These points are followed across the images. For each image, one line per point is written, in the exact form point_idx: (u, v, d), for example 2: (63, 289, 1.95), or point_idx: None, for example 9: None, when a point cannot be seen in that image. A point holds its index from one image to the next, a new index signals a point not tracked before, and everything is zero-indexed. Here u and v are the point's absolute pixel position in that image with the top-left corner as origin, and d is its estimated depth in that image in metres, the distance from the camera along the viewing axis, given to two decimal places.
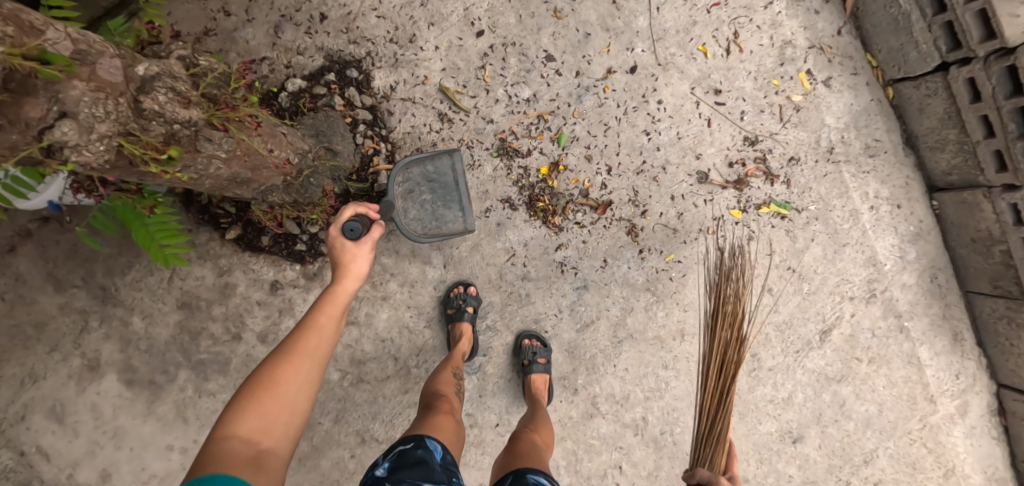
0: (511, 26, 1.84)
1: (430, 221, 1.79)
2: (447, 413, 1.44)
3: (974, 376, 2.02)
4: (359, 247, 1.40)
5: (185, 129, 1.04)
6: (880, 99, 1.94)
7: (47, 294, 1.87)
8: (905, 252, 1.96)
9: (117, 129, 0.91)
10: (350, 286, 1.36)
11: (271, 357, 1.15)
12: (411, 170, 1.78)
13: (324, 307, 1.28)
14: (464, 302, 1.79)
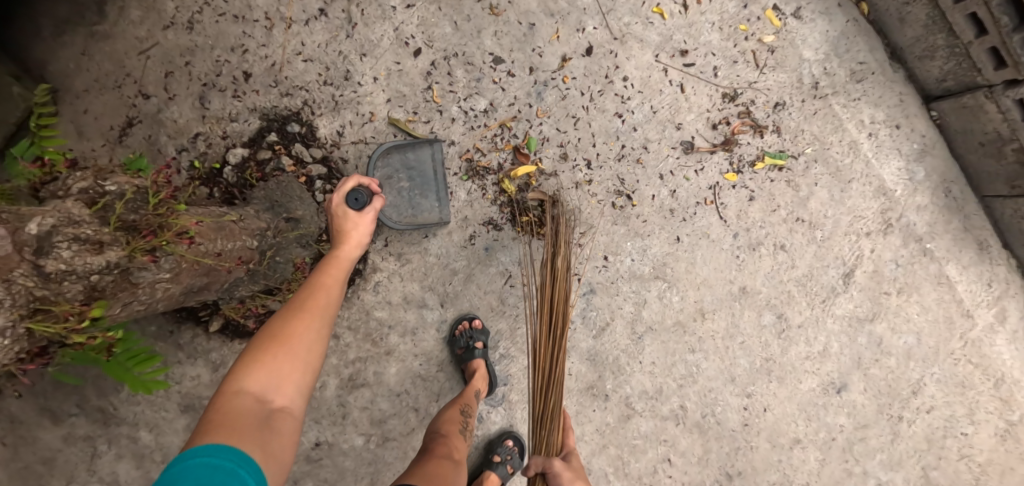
0: (448, 36, 1.68)
1: (407, 210, 1.68)
2: (445, 457, 1.36)
3: (1007, 281, 1.92)
4: (361, 216, 1.33)
5: (108, 275, 0.90)
6: (857, 18, 1.80)
7: (47, 429, 1.78)
8: (914, 172, 1.85)
9: (19, 314, 0.79)
10: (352, 252, 1.31)
11: (280, 316, 1.11)
12: (390, 158, 1.66)
13: (329, 270, 1.24)
14: (472, 339, 1.70)
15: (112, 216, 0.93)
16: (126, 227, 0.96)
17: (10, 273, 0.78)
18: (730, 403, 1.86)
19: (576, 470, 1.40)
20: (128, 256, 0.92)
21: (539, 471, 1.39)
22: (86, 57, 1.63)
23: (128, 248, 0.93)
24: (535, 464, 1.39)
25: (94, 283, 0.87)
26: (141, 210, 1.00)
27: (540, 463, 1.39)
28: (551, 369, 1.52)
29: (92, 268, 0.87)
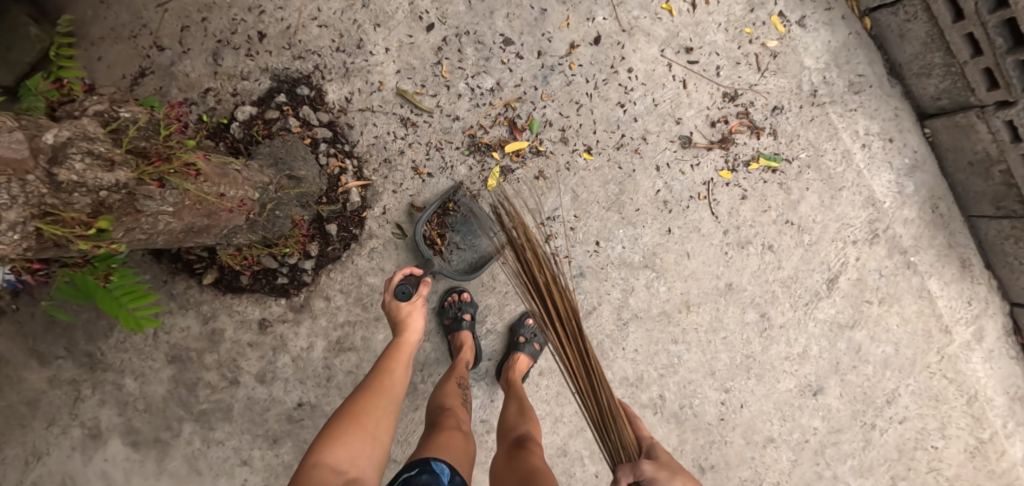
0: (461, 14, 1.72)
1: (469, 255, 1.78)
2: (455, 428, 1.36)
3: (986, 300, 1.97)
4: (416, 304, 1.47)
5: (116, 194, 0.94)
6: (858, 32, 1.85)
7: (34, 369, 1.79)
8: (903, 186, 1.90)
9: (30, 212, 0.83)
10: (413, 339, 1.44)
11: (353, 401, 1.26)
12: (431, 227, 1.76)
13: (393, 357, 1.39)
14: (460, 310, 1.74)
15: (125, 139, 0.97)
16: (137, 153, 1.01)
17: (25, 175, 0.81)
18: (708, 397, 1.89)
19: (669, 465, 1.20)
20: (137, 180, 0.96)
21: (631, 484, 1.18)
22: (104, 6, 1.67)
23: (137, 172, 0.97)
24: (625, 478, 1.18)
25: (102, 198, 0.91)
26: (152, 141, 1.04)
27: (629, 473, 1.18)
28: (589, 369, 1.38)
29: (102, 184, 0.91)
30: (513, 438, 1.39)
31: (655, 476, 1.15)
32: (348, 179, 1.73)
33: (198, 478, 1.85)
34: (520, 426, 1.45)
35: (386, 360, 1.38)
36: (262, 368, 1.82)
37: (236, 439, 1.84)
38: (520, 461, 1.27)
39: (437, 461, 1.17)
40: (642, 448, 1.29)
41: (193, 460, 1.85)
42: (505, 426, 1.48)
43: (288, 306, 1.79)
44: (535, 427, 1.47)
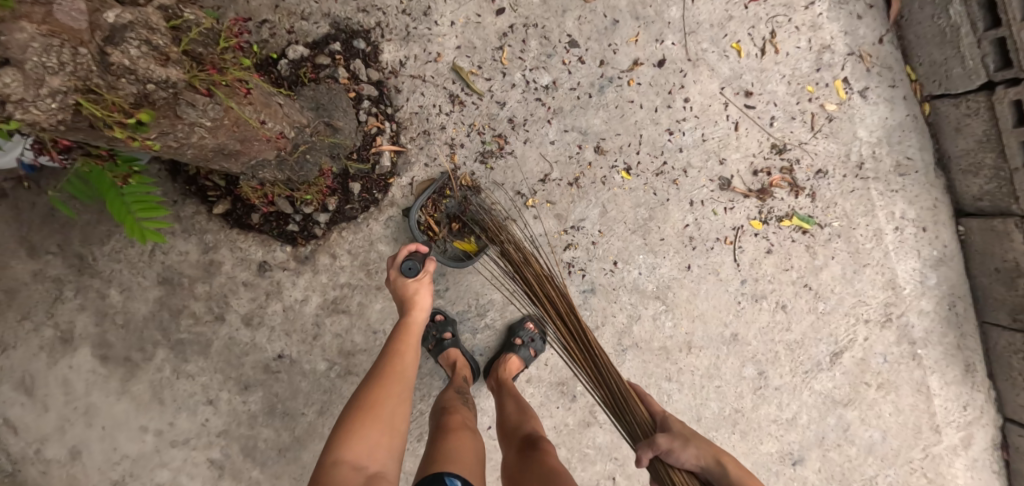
0: (534, 5, 1.70)
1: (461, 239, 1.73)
2: (460, 428, 1.34)
3: (981, 408, 1.94)
4: (422, 280, 1.47)
5: (162, 91, 0.90)
6: (916, 115, 1.83)
7: (21, 259, 1.73)
8: (926, 277, 1.88)
9: (73, 84, 0.78)
10: (422, 315, 1.44)
11: (365, 388, 1.25)
12: (431, 209, 1.72)
13: (404, 337, 1.39)
14: (439, 330, 1.71)
15: (184, 38, 0.93)
16: (190, 57, 0.98)
17: (79, 45, 0.77)
18: None
19: (686, 434, 1.34)
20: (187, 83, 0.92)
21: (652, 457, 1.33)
22: None
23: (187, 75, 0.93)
24: (646, 454, 1.33)
25: (148, 91, 0.87)
26: (208, 49, 1.00)
27: (650, 449, 1.33)
28: (597, 360, 1.50)
29: (152, 77, 0.87)
30: (521, 438, 1.39)
31: (672, 449, 1.31)
32: (383, 141, 1.69)
33: (160, 407, 1.79)
34: (525, 425, 1.45)
35: (396, 340, 1.37)
36: (251, 310, 1.77)
37: (207, 377, 1.79)
38: (535, 463, 1.27)
39: (450, 476, 1.13)
40: (654, 415, 1.44)
41: (159, 387, 1.79)
42: (507, 426, 1.47)
43: (292, 255, 1.75)
44: (538, 423, 1.48)
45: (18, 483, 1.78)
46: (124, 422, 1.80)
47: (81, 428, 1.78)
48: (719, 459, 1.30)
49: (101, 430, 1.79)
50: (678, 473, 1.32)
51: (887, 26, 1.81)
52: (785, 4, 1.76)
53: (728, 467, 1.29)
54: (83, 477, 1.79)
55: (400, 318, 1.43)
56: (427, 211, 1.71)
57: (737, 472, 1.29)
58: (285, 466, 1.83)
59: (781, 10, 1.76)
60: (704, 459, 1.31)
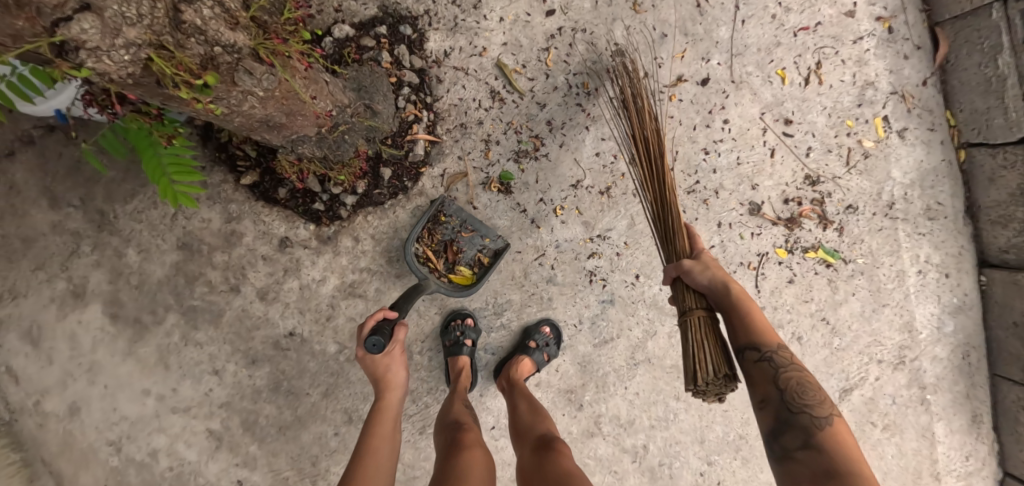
0: (584, 10, 1.69)
1: (462, 265, 1.70)
2: (477, 446, 1.32)
3: (983, 460, 1.94)
4: (393, 358, 1.48)
5: (226, 55, 0.92)
6: (951, 161, 1.82)
7: (41, 209, 1.71)
8: (943, 324, 1.87)
9: (148, 37, 0.79)
10: (395, 396, 1.46)
11: (343, 484, 1.24)
12: (427, 240, 1.70)
13: (378, 424, 1.40)
14: (462, 335, 1.67)
15: (253, 6, 0.97)
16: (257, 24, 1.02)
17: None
18: (690, 463, 1.84)
19: (712, 264, 1.31)
20: (250, 50, 0.96)
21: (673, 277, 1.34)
22: None
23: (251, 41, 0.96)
24: (669, 272, 1.34)
25: (214, 53, 0.89)
26: (271, 19, 1.07)
27: (673, 269, 1.33)
28: (653, 160, 1.44)
29: (219, 39, 0.89)
30: (535, 439, 1.38)
31: (691, 270, 1.30)
32: (419, 129, 1.68)
33: (164, 372, 1.78)
34: (538, 426, 1.44)
35: (369, 431, 1.37)
36: (266, 285, 1.76)
37: (215, 347, 1.77)
38: (552, 464, 1.26)
39: None
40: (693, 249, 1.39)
41: (166, 353, 1.77)
42: (520, 428, 1.46)
43: (315, 234, 1.74)
44: (551, 423, 1.47)
45: (14, 433, 1.75)
46: (127, 383, 1.78)
47: (83, 385, 1.76)
48: (729, 284, 1.27)
49: (103, 389, 1.77)
50: (690, 294, 1.32)
51: (932, 68, 1.79)
52: (834, 36, 1.75)
53: (735, 293, 1.26)
54: (80, 434, 1.77)
55: (374, 403, 1.45)
56: (423, 242, 1.69)
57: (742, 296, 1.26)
58: (284, 445, 1.82)
59: (829, 41, 1.75)
60: (715, 283, 1.28)
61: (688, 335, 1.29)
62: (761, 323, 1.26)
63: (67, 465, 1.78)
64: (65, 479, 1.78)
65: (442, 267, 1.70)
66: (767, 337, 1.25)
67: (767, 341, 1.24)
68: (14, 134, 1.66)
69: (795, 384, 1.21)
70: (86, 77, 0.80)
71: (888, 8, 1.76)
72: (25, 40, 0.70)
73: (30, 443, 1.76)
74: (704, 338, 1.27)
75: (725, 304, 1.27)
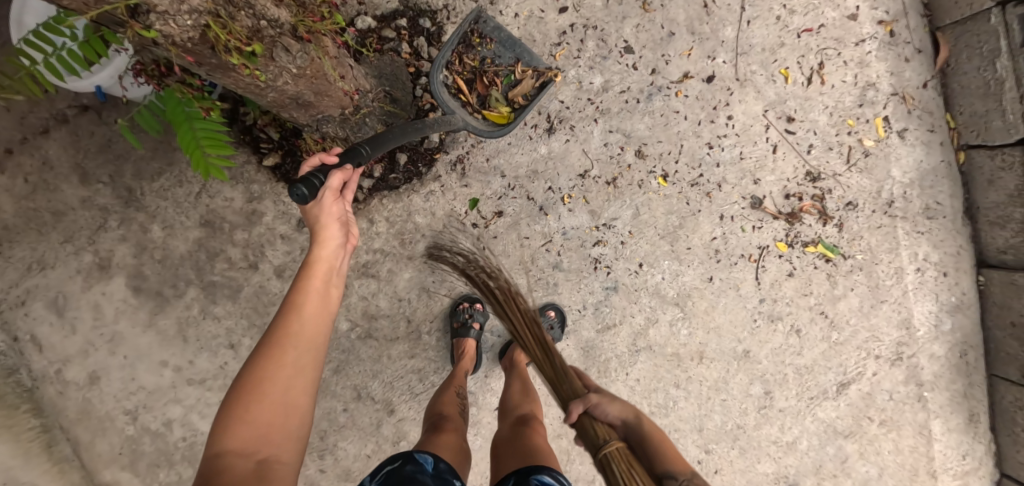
0: (596, 8, 1.77)
1: (498, 100, 1.71)
2: (454, 430, 1.40)
3: (980, 460, 1.96)
4: (325, 203, 1.11)
5: (270, 29, 1.09)
6: (951, 162, 1.86)
7: (71, 184, 1.75)
8: (941, 321, 1.91)
9: (208, 6, 0.93)
10: (329, 250, 1.14)
11: (257, 354, 1.04)
12: (459, 67, 1.69)
13: (308, 280, 1.11)
14: (470, 318, 1.76)
15: None
16: (299, 6, 1.21)
17: None
18: (688, 451, 1.89)
19: (615, 398, 1.32)
20: (290, 27, 1.13)
21: (580, 413, 1.24)
22: None
23: (291, 18, 1.13)
24: (576, 407, 1.24)
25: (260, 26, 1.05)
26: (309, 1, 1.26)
27: (582, 402, 1.25)
28: (546, 346, 1.39)
29: (265, 15, 1.06)
30: (516, 415, 1.47)
31: (600, 401, 1.27)
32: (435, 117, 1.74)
33: (182, 344, 1.84)
34: (525, 404, 1.51)
35: (296, 285, 1.11)
36: (283, 263, 1.83)
37: (232, 321, 1.84)
38: (525, 439, 1.35)
39: (421, 453, 1.21)
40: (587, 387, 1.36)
41: (184, 325, 1.84)
42: (508, 405, 1.54)
43: None
44: (539, 407, 1.55)
45: (34, 400, 1.81)
46: (146, 354, 1.84)
47: (104, 354, 1.82)
48: (638, 416, 1.29)
49: (123, 359, 1.83)
50: (602, 426, 1.20)
51: (932, 71, 1.84)
52: (837, 38, 1.81)
53: (646, 429, 1.26)
54: (98, 403, 1.83)
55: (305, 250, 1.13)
56: (455, 71, 1.69)
57: (653, 429, 1.28)
58: None
59: (832, 43, 1.81)
60: (625, 415, 1.28)
61: (613, 471, 1.08)
62: (672, 458, 1.19)
63: (84, 433, 1.83)
64: (82, 446, 1.83)
65: (475, 101, 1.71)
66: (677, 461, 1.19)
67: (681, 472, 1.15)
68: (49, 112, 1.72)
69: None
70: (153, 39, 0.93)
71: (890, 13, 1.82)
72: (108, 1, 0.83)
73: (49, 410, 1.81)
74: (629, 465, 1.09)
75: (637, 435, 1.24)
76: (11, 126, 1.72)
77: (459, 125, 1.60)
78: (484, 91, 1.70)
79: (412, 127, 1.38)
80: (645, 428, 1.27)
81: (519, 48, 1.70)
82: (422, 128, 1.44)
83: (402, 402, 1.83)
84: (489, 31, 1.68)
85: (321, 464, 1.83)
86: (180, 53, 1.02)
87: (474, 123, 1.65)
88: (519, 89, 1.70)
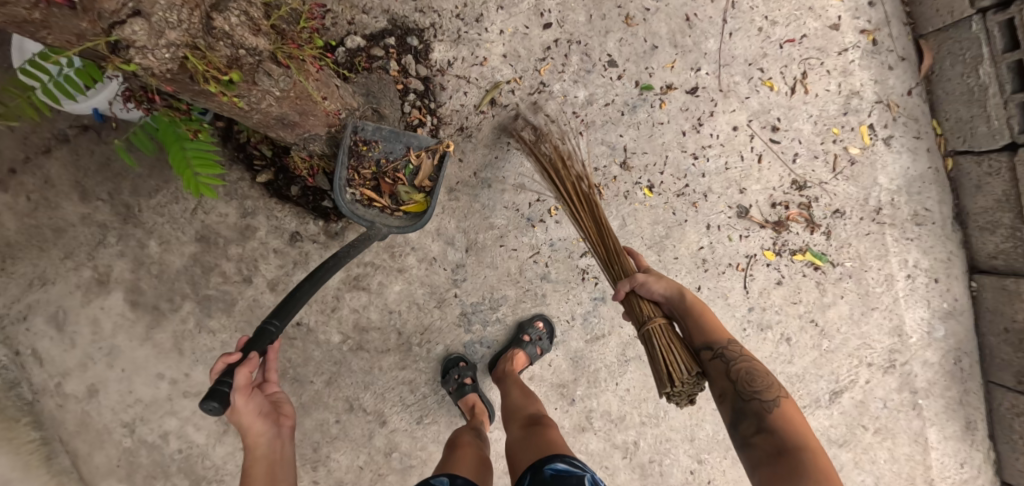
0: (580, 24, 1.79)
1: (412, 192, 1.58)
2: (466, 444, 1.47)
3: (979, 468, 1.94)
4: (240, 406, 1.24)
5: (250, 57, 1.13)
6: (938, 169, 1.86)
7: (72, 202, 1.81)
8: (933, 328, 1.90)
9: (185, 40, 0.98)
10: (262, 442, 1.30)
11: None
12: (360, 179, 1.55)
13: (252, 475, 1.26)
14: (460, 375, 1.78)
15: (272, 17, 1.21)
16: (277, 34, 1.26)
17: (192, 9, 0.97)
18: (680, 461, 1.89)
19: (661, 275, 1.40)
20: (269, 53, 1.17)
21: (628, 290, 1.40)
22: None
23: (270, 46, 1.18)
24: (623, 286, 1.40)
25: (238, 55, 1.10)
26: (289, 28, 1.32)
27: (628, 283, 1.39)
28: (599, 226, 1.57)
29: (244, 44, 1.10)
30: (524, 417, 1.50)
31: (646, 280, 1.38)
32: (423, 133, 1.79)
33: (178, 357, 1.88)
34: (529, 407, 1.55)
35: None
36: (277, 277, 1.88)
37: (227, 334, 1.89)
38: (539, 437, 1.39)
39: (438, 476, 1.28)
40: (640, 268, 1.48)
41: (180, 339, 1.88)
42: (511, 408, 1.57)
43: (324, 229, 1.88)
44: (541, 405, 1.58)
45: (34, 413, 1.84)
46: (143, 367, 1.88)
47: (102, 368, 1.86)
48: (683, 292, 1.36)
49: (121, 373, 1.87)
50: (646, 304, 1.38)
51: (917, 79, 1.85)
52: (820, 48, 1.83)
53: (689, 301, 1.35)
54: (96, 416, 1.87)
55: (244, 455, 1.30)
56: (357, 185, 1.55)
57: (696, 301, 1.36)
58: None
59: (815, 53, 1.83)
60: (669, 291, 1.36)
61: (653, 343, 1.32)
62: (714, 324, 1.32)
63: (82, 445, 1.87)
64: (81, 459, 1.87)
65: (389, 202, 1.58)
66: (718, 330, 1.31)
67: (719, 338, 1.29)
68: (50, 133, 1.77)
69: (747, 372, 1.25)
70: (133, 70, 0.98)
71: (872, 22, 1.83)
72: (88, 37, 0.90)
73: (49, 423, 1.85)
74: (667, 340, 1.32)
75: (681, 310, 1.35)
76: (13, 146, 1.77)
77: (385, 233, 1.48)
78: (393, 189, 1.58)
79: (319, 270, 1.38)
80: (690, 300, 1.34)
81: (405, 136, 1.57)
82: (342, 257, 1.42)
83: (393, 413, 1.85)
84: (370, 133, 1.54)
85: (314, 476, 1.84)
86: (164, 84, 1.08)
87: (397, 224, 1.53)
88: (424, 173, 1.59)
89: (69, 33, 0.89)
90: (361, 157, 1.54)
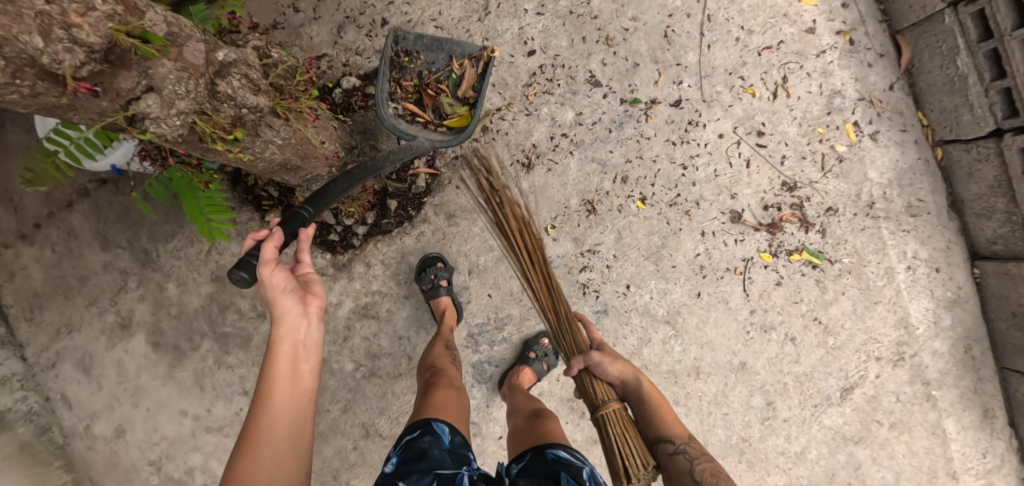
0: (562, 48, 1.87)
1: (454, 105, 1.65)
2: (448, 386, 1.48)
3: (1002, 457, 1.91)
4: (266, 277, 1.19)
5: (251, 114, 1.20)
6: (928, 159, 1.88)
7: (94, 250, 1.91)
8: (940, 318, 1.89)
9: (194, 107, 1.06)
10: (287, 323, 1.20)
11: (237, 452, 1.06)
12: (403, 92, 1.65)
13: (274, 363, 1.17)
14: (436, 277, 1.79)
15: (271, 75, 1.27)
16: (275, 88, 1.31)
17: (198, 79, 1.05)
18: None
19: (614, 356, 1.52)
20: (269, 109, 1.24)
21: (582, 368, 1.50)
22: None
23: (270, 101, 1.24)
24: (578, 363, 1.50)
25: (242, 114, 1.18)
26: (286, 83, 1.35)
27: (583, 360, 1.50)
28: (548, 284, 1.70)
29: (246, 104, 1.17)
30: (529, 410, 1.53)
31: (602, 360, 1.48)
32: (420, 164, 1.83)
33: (200, 394, 1.96)
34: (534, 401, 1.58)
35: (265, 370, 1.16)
36: None
37: (245, 369, 1.96)
38: (543, 426, 1.42)
39: (436, 422, 1.29)
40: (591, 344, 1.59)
41: (201, 376, 1.96)
42: (517, 405, 1.60)
43: (331, 262, 1.87)
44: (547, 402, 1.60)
45: (66, 456, 1.93)
46: (167, 405, 1.96)
47: (128, 408, 1.95)
48: (638, 377, 1.46)
49: (146, 411, 1.95)
50: (600, 385, 1.48)
51: (897, 74, 1.89)
52: (798, 52, 1.87)
53: (644, 388, 1.45)
54: (124, 455, 1.95)
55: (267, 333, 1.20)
56: (400, 98, 1.65)
57: (650, 389, 1.45)
58: None
59: (794, 57, 1.87)
60: (625, 374, 1.47)
61: (608, 433, 1.37)
62: (668, 418, 1.39)
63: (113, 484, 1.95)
64: None
65: (432, 116, 1.67)
66: (674, 422, 1.39)
67: (678, 434, 1.35)
68: (71, 188, 1.89)
69: (708, 470, 1.28)
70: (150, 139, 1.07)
71: (847, 22, 1.88)
72: (108, 114, 1.00)
73: (80, 465, 1.94)
74: (622, 427, 1.38)
75: (636, 396, 1.44)
76: (39, 203, 1.88)
77: (427, 147, 1.53)
78: (436, 102, 1.66)
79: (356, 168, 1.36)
80: (644, 385, 1.45)
81: (446, 44, 1.64)
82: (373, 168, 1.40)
83: None
84: (412, 44, 1.63)
85: None
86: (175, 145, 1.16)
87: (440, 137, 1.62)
88: (465, 83, 1.64)
89: (91, 111, 0.98)
90: (404, 68, 1.64)
